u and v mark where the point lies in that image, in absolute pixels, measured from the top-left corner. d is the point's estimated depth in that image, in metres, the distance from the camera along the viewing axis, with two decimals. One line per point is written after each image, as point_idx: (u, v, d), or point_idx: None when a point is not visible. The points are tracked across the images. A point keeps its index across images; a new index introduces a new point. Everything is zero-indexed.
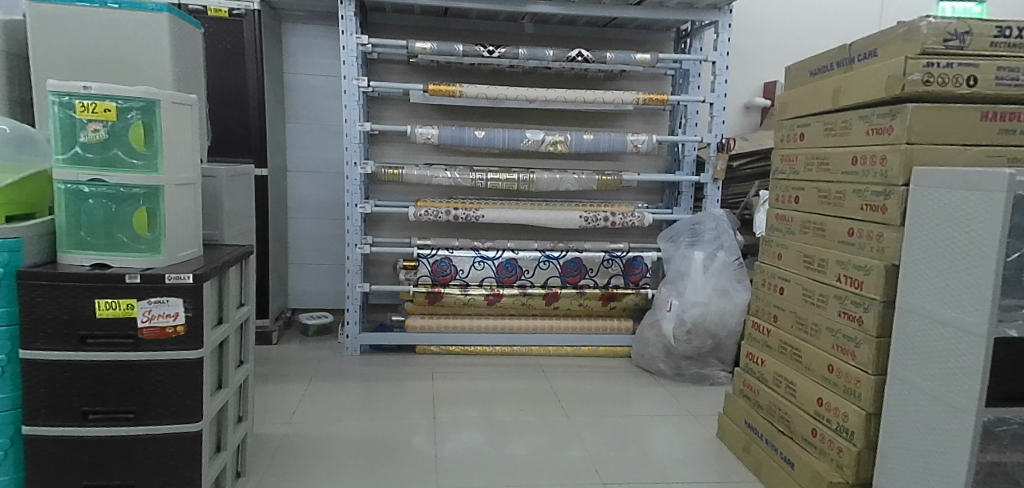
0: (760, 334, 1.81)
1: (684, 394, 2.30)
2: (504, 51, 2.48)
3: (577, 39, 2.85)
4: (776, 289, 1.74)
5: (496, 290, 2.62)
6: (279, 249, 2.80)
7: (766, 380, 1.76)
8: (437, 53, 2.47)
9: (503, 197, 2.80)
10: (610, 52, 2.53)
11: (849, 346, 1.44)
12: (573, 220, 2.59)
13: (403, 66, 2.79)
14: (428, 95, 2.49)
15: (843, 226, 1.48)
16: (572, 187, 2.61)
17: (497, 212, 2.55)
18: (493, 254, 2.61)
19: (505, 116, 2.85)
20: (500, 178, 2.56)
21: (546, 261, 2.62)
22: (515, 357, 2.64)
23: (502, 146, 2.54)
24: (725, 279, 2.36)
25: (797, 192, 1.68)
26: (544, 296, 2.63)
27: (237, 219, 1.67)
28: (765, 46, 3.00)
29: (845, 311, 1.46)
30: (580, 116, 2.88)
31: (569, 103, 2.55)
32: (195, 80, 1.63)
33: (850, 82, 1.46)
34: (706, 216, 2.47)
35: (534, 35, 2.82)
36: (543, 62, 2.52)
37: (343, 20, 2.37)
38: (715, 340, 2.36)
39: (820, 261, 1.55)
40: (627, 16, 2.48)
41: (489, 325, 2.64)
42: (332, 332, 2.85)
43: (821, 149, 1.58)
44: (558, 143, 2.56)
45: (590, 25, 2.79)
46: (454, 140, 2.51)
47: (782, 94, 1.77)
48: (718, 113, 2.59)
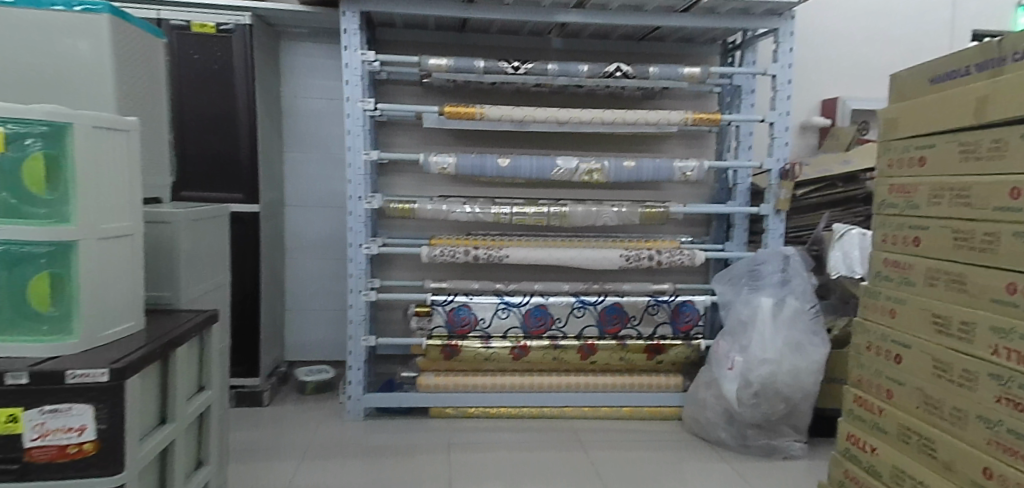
0: (867, 413, 1.43)
1: (752, 472, 1.89)
2: (530, 66, 2.14)
3: (611, 55, 2.53)
4: (889, 357, 1.37)
5: (523, 343, 2.25)
6: (274, 293, 2.47)
7: (880, 475, 1.38)
8: (454, 70, 2.13)
9: (529, 233, 2.45)
10: (654, 66, 2.18)
11: (1019, 446, 1.06)
12: (613, 260, 2.21)
13: (415, 87, 2.48)
14: (444, 118, 2.15)
15: (999, 280, 1.12)
16: (610, 221, 2.24)
17: (523, 250, 2.19)
18: (519, 299, 2.25)
19: (530, 141, 2.52)
20: (526, 212, 2.21)
21: (581, 307, 2.25)
22: (545, 421, 2.26)
23: (529, 175, 2.19)
24: (799, 330, 1.97)
25: (917, 232, 1.32)
26: (579, 350, 2.26)
27: (192, 273, 1.36)
28: (827, 58, 2.58)
29: (1008, 397, 1.09)
30: (616, 140, 2.54)
31: (606, 125, 2.20)
32: (143, 101, 1.33)
33: (1003, 88, 1.12)
34: (769, 255, 2.10)
35: (562, 51, 2.51)
36: (576, 79, 2.17)
37: (346, 34, 2.06)
38: (789, 405, 1.95)
39: (960, 325, 1.19)
40: (673, 24, 2.14)
41: (514, 383, 2.26)
42: (334, 389, 2.49)
43: (956, 178, 1.23)
44: (594, 172, 2.20)
45: (626, 38, 2.47)
46: (474, 170, 2.17)
47: (885, 108, 1.45)
48: (779, 135, 2.20)
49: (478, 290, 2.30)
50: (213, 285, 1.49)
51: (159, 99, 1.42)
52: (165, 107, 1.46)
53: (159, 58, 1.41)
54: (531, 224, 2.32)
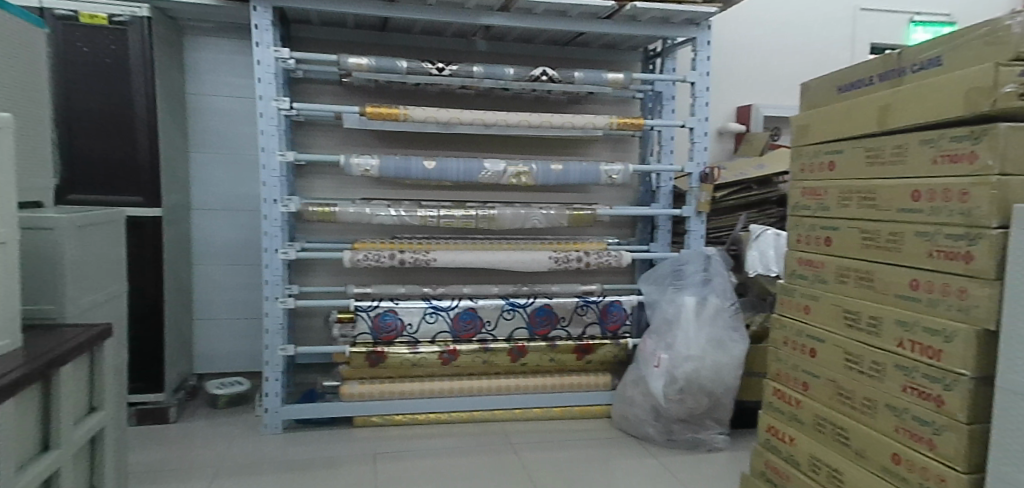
0: (785, 405, 1.51)
1: (677, 465, 1.94)
2: (455, 68, 2.11)
3: (536, 58, 2.54)
4: (805, 351, 1.45)
5: (451, 347, 2.21)
6: (180, 303, 2.31)
7: (798, 463, 1.45)
8: (375, 70, 2.08)
9: (456, 236, 2.42)
10: (579, 71, 2.21)
11: (923, 432, 1.14)
12: (541, 262, 2.21)
13: (335, 87, 2.39)
14: (366, 119, 2.09)
15: (903, 276, 1.20)
16: (539, 223, 2.25)
17: (450, 254, 2.16)
18: (448, 303, 2.21)
19: (456, 144, 2.49)
20: (453, 215, 2.18)
21: (510, 310, 2.24)
22: (475, 425, 2.23)
23: (456, 178, 2.16)
24: (720, 327, 2.04)
25: (829, 232, 1.40)
26: (510, 352, 2.25)
27: (79, 284, 1.24)
28: (741, 66, 2.70)
29: (913, 386, 1.16)
30: (543, 143, 2.55)
31: (533, 128, 2.20)
32: (18, 96, 1.21)
33: (903, 98, 1.20)
34: (691, 256, 2.17)
35: (487, 53, 2.49)
36: (501, 81, 2.16)
37: (257, 30, 1.96)
38: (712, 399, 2.01)
39: (869, 319, 1.27)
40: (595, 31, 2.17)
41: (444, 388, 2.21)
42: (249, 402, 2.36)
43: (864, 181, 1.30)
44: (521, 174, 2.20)
45: (551, 43, 2.48)
46: (398, 172, 2.12)
47: (797, 115, 1.53)
48: (698, 139, 2.26)
49: (405, 295, 2.26)
50: (107, 298, 1.37)
51: (39, 95, 1.30)
52: (47, 103, 1.33)
53: (41, 51, 1.29)
54: (458, 227, 2.29)
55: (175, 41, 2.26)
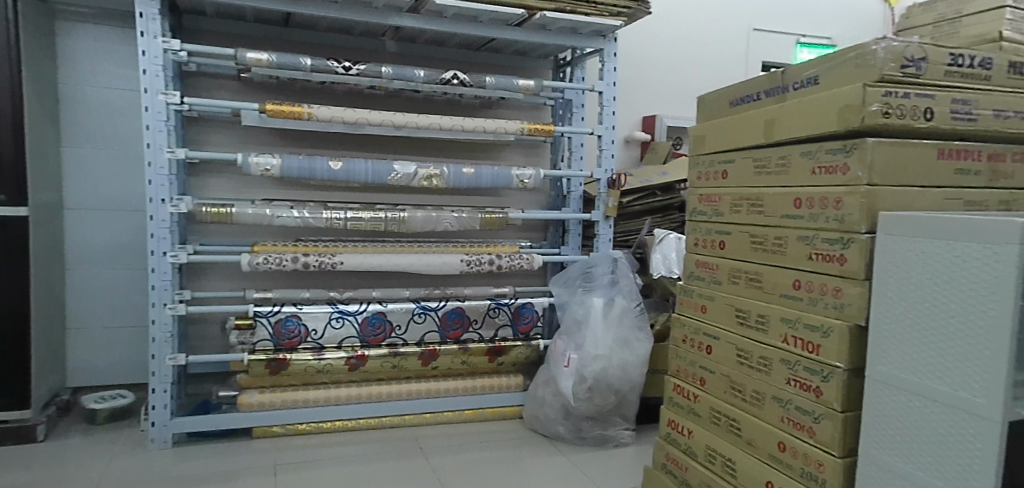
0: (684, 400, 1.60)
1: (585, 462, 1.99)
2: (363, 67, 2.07)
3: (447, 62, 2.53)
4: (702, 348, 1.55)
5: (360, 352, 2.16)
6: (51, 311, 2.11)
7: (696, 454, 1.54)
8: (277, 66, 1.99)
9: (365, 239, 2.37)
10: (490, 76, 2.22)
11: (805, 421, 1.23)
12: (453, 265, 2.20)
13: (232, 82, 2.28)
14: (266, 116, 2.00)
15: (788, 277, 1.30)
16: (451, 226, 2.24)
17: (358, 257, 2.11)
18: (356, 307, 2.15)
19: (363, 144, 2.44)
20: (361, 217, 2.13)
21: (421, 313, 2.21)
22: (383, 431, 2.19)
23: (364, 179, 2.11)
24: (626, 327, 2.11)
25: (722, 236, 1.50)
26: (421, 356, 2.22)
27: None
28: (647, 78, 2.82)
29: (796, 378, 1.26)
30: (454, 146, 2.55)
31: (444, 131, 2.19)
32: None
33: (787, 112, 1.30)
34: (599, 259, 2.24)
35: (397, 54, 2.46)
36: (412, 83, 2.14)
37: (142, 19, 1.83)
38: (618, 397, 2.08)
39: (758, 317, 1.37)
40: (506, 37, 2.19)
41: (351, 395, 2.16)
42: (133, 416, 2.20)
43: (754, 189, 1.40)
44: (432, 177, 2.18)
45: (463, 47, 2.49)
46: (301, 172, 2.04)
47: (695, 127, 1.62)
48: (607, 147, 2.34)
49: (310, 299, 2.17)
50: None
51: None
52: None
53: None
54: (367, 229, 2.24)
55: (45, 26, 2.06)
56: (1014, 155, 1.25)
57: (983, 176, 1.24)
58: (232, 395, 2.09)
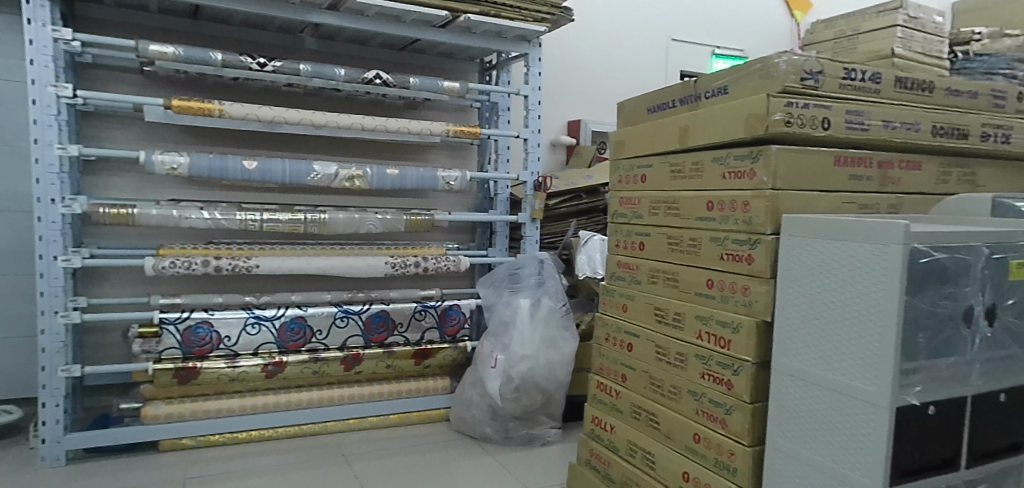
0: (607, 396, 1.66)
1: (512, 461, 2.00)
2: (280, 64, 2.01)
3: (370, 61, 2.48)
4: (623, 346, 1.61)
5: (277, 359, 2.09)
6: None
7: (618, 449, 1.59)
8: (184, 60, 1.90)
9: (283, 241, 2.29)
10: (414, 77, 2.21)
11: (718, 412, 1.29)
12: (377, 268, 2.16)
13: (135, 76, 2.15)
14: (172, 113, 1.90)
15: (702, 277, 1.37)
16: (374, 228, 2.20)
17: (275, 260, 2.04)
18: (273, 312, 2.08)
19: (280, 143, 2.36)
20: (278, 219, 2.06)
21: (344, 317, 2.16)
22: (304, 440, 2.12)
23: (281, 179, 2.04)
24: (552, 327, 2.15)
25: (642, 238, 1.58)
26: (343, 361, 2.17)
27: None
28: (571, 83, 2.87)
29: (709, 372, 1.32)
30: (378, 146, 2.51)
31: (367, 132, 2.16)
32: None
33: (699, 120, 1.37)
34: (526, 260, 2.28)
35: (316, 52, 2.39)
36: (332, 82, 2.09)
37: (28, 5, 1.70)
38: (545, 396, 2.11)
39: (675, 315, 1.43)
40: (430, 39, 2.18)
41: (268, 403, 2.08)
42: (21, 433, 2.03)
43: (671, 193, 1.47)
44: (355, 178, 2.14)
45: (386, 46, 2.45)
46: (211, 171, 1.95)
47: (615, 132, 1.68)
48: (533, 150, 2.37)
49: (222, 305, 2.09)
50: None
51: None
52: None
53: None
54: (286, 231, 2.16)
55: None
56: (900, 162, 1.37)
57: (874, 181, 1.35)
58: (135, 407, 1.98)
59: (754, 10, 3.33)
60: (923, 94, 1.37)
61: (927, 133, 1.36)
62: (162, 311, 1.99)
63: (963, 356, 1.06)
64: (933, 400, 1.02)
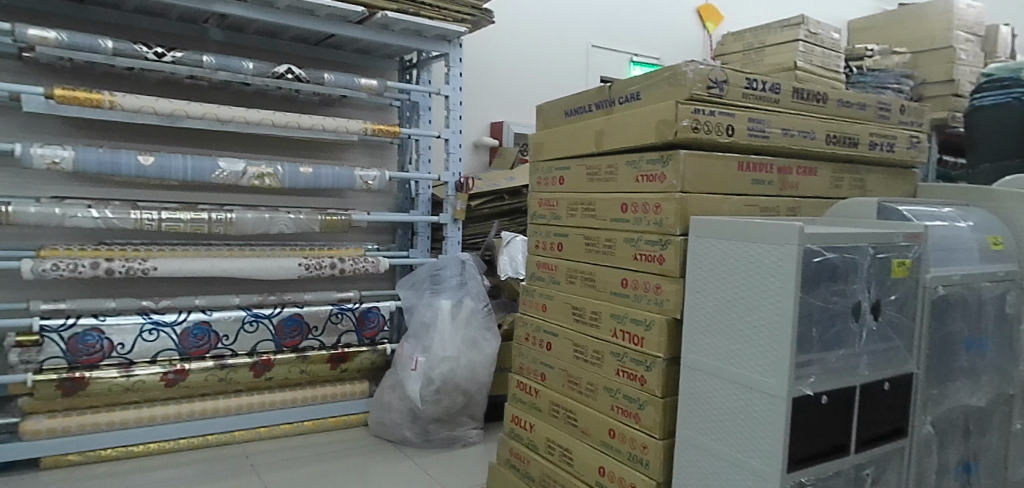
0: (527, 395, 1.68)
1: (432, 464, 1.99)
2: (179, 54, 1.90)
3: (281, 55, 2.39)
4: (542, 345, 1.64)
5: (178, 367, 1.97)
6: None
7: (537, 447, 1.61)
8: (68, 46, 1.76)
9: (187, 241, 2.17)
10: (329, 73, 2.15)
11: (631, 407, 1.33)
12: (289, 270, 2.09)
13: (12, 62, 1.97)
14: (55, 103, 1.76)
15: (617, 276, 1.41)
16: (286, 228, 2.12)
17: (175, 262, 1.93)
18: (174, 317, 1.97)
19: (181, 139, 2.23)
20: (179, 218, 1.95)
21: (252, 321, 2.08)
22: (209, 450, 2.02)
23: (181, 176, 1.93)
24: (473, 328, 2.15)
25: (561, 239, 1.61)
26: (253, 367, 2.09)
27: None
28: (493, 85, 2.89)
29: (623, 369, 1.36)
30: (292, 144, 2.43)
31: (279, 128, 2.08)
32: None
33: (613, 124, 1.41)
34: (447, 261, 2.27)
35: (222, 44, 2.28)
36: (239, 75, 2.00)
37: None
38: (466, 397, 2.11)
39: (592, 314, 1.47)
40: (347, 35, 2.13)
41: (169, 413, 1.97)
42: None
43: (588, 195, 1.51)
44: (265, 176, 2.06)
45: (300, 41, 2.37)
46: (100, 166, 1.82)
47: (535, 134, 1.71)
48: (454, 150, 2.36)
49: (116, 310, 1.96)
50: None
51: None
52: None
53: None
54: (189, 231, 2.05)
55: None
56: (797, 169, 1.47)
57: (774, 186, 1.43)
58: (11, 422, 1.81)
59: (670, 20, 3.47)
60: (818, 105, 1.47)
61: (821, 141, 1.46)
62: (44, 318, 1.84)
63: (851, 349, 1.15)
64: (825, 391, 1.10)
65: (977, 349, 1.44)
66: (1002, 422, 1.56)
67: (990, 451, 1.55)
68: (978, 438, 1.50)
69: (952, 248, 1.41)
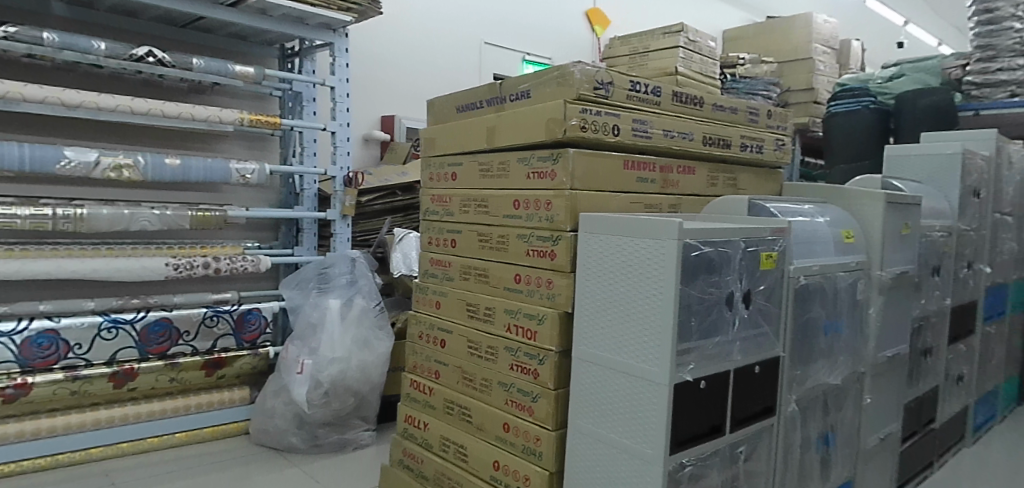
0: (420, 394, 1.66)
1: (321, 469, 1.91)
2: (15, 30, 1.70)
3: (142, 36, 2.19)
4: (436, 342, 1.63)
5: (19, 380, 1.76)
6: None
7: (432, 446, 1.60)
8: None
9: (32, 240, 1.94)
10: (197, 58, 2.01)
11: (525, 401, 1.35)
12: (153, 270, 1.93)
13: None
14: None
15: (510, 271, 1.42)
16: (150, 225, 1.96)
17: (14, 264, 1.72)
18: (11, 326, 1.75)
19: (20, 125, 1.99)
20: (18, 214, 1.74)
21: (111, 327, 1.90)
22: (59, 472, 1.81)
23: (19, 167, 1.72)
24: (364, 327, 2.09)
25: (453, 235, 1.61)
26: (112, 377, 1.91)
27: None
28: (384, 78, 2.82)
29: (517, 363, 1.38)
30: (157, 135, 2.25)
31: (141, 117, 1.91)
32: None
33: (503, 121, 1.42)
34: (337, 259, 2.20)
35: (70, 20, 2.05)
36: (91, 56, 1.81)
37: None
38: (357, 398, 2.05)
39: (486, 310, 1.47)
40: (219, 18, 1.99)
41: (9, 433, 1.76)
42: None
43: (480, 191, 1.52)
44: (124, 168, 1.89)
45: (166, 22, 2.19)
46: None
47: (426, 129, 1.69)
48: (341, 144, 2.28)
49: None
50: None
51: None
52: None
53: None
54: (31, 229, 1.84)
55: None
56: (677, 168, 1.55)
57: (656, 184, 1.50)
58: None
59: (560, 21, 3.56)
60: (695, 108, 1.56)
61: (699, 142, 1.55)
62: None
63: (726, 336, 1.22)
64: (703, 376, 1.16)
65: (833, 332, 1.59)
66: (855, 397, 1.74)
67: (846, 424, 1.72)
68: (835, 413, 1.66)
69: (812, 241, 1.54)
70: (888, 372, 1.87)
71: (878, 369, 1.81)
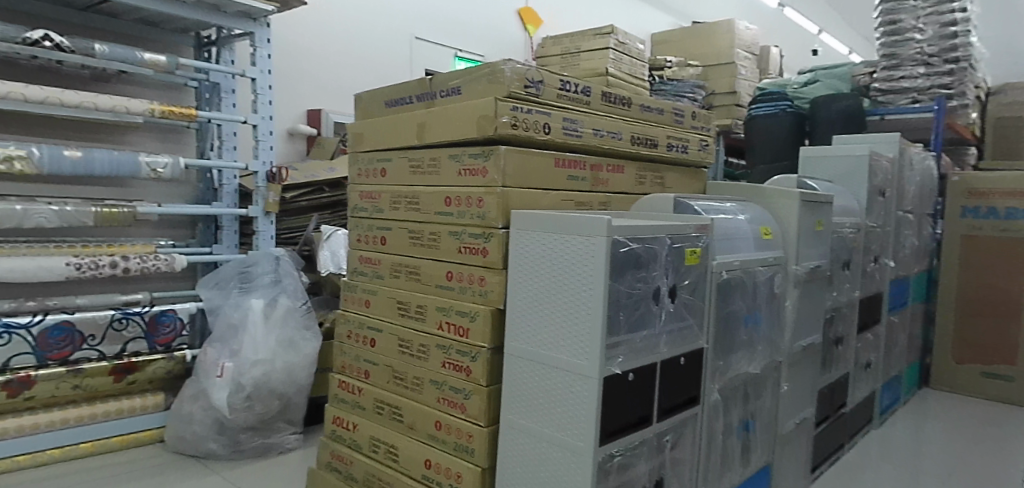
0: (350, 395, 1.63)
1: (244, 475, 1.84)
2: None
3: (37, 19, 2.04)
4: (365, 342, 1.60)
5: None
6: None
7: (361, 447, 1.57)
8: None
9: None
10: (100, 43, 1.89)
11: (457, 398, 1.35)
12: (52, 270, 1.80)
13: None
14: None
15: (441, 269, 1.41)
16: (48, 222, 1.83)
17: None
18: None
19: None
20: None
21: (2, 333, 1.76)
22: None
23: None
24: (290, 327, 2.03)
25: (383, 233, 1.58)
26: (7, 385, 1.76)
27: None
28: (311, 71, 2.74)
29: (449, 361, 1.37)
30: (58, 125, 2.10)
31: (37, 105, 1.78)
32: None
33: (433, 117, 1.41)
34: (260, 257, 2.12)
35: None
36: None
37: None
38: (282, 401, 1.98)
39: (417, 308, 1.46)
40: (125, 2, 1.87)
41: None
42: None
43: (410, 188, 1.50)
44: (17, 160, 1.75)
45: (66, 5, 2.04)
46: None
47: (353, 124, 1.65)
48: (263, 138, 2.20)
49: None
50: None
51: None
52: None
53: None
54: None
55: None
56: (607, 166, 1.58)
57: (586, 182, 1.53)
58: None
59: (493, 19, 3.56)
60: (623, 108, 1.59)
61: (626, 141, 1.58)
62: None
63: (653, 329, 1.26)
64: (631, 369, 1.19)
65: (752, 324, 1.67)
66: (772, 385, 1.83)
67: (764, 410, 1.81)
68: (754, 401, 1.74)
69: (732, 237, 1.61)
70: (803, 361, 1.98)
71: (793, 358, 1.91)
